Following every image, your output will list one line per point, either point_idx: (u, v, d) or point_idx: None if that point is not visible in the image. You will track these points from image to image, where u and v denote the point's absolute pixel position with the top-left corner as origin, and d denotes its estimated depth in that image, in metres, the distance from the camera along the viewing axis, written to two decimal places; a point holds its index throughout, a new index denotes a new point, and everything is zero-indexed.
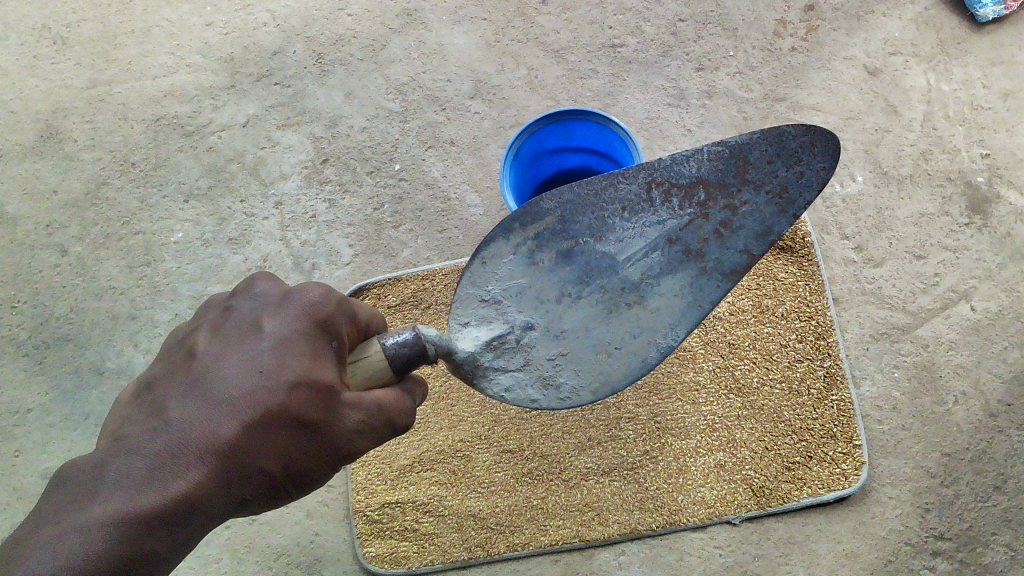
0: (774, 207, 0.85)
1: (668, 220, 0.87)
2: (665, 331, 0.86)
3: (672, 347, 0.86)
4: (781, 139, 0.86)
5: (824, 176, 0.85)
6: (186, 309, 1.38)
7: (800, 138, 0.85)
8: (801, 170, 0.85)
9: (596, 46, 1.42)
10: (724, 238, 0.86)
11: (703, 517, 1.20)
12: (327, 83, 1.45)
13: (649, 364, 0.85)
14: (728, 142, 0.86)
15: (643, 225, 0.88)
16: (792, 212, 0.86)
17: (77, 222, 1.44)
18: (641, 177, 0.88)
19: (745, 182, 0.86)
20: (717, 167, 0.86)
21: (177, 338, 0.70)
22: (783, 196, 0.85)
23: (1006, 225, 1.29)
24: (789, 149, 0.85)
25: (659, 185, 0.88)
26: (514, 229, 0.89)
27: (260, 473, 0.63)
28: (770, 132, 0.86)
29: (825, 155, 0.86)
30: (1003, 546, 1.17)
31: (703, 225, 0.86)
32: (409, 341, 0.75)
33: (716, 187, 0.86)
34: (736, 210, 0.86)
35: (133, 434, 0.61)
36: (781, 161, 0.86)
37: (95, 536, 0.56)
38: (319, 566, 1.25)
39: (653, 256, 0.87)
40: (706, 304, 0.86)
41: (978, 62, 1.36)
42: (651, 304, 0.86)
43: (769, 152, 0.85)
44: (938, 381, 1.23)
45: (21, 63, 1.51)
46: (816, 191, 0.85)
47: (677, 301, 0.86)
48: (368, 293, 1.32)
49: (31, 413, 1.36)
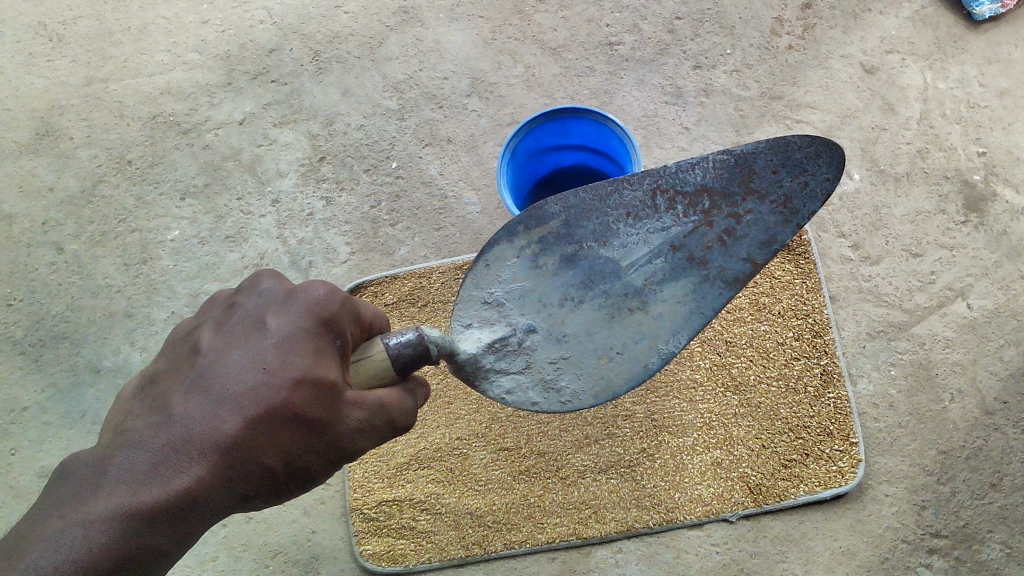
0: (779, 216, 0.85)
1: (672, 227, 0.87)
2: (667, 336, 0.86)
3: (673, 353, 0.85)
4: (786, 149, 0.86)
5: (829, 187, 0.85)
6: (182, 306, 1.38)
7: (806, 149, 0.86)
8: (806, 180, 0.86)
9: (593, 44, 1.42)
10: (728, 246, 0.85)
11: (700, 515, 1.20)
12: (324, 80, 1.45)
13: (650, 368, 0.85)
14: (734, 151, 0.86)
15: (647, 231, 0.88)
16: (796, 222, 0.85)
17: (74, 219, 1.43)
18: (646, 184, 0.88)
19: (749, 191, 0.86)
20: (722, 176, 0.86)
21: (180, 334, 0.70)
22: (787, 206, 0.85)
23: (1002, 223, 1.29)
24: (794, 160, 0.86)
25: (663, 192, 0.88)
26: (518, 231, 0.89)
27: (262, 471, 0.63)
28: (776, 142, 0.86)
29: (831, 166, 0.86)
30: (999, 543, 1.17)
31: (707, 233, 0.86)
32: (412, 343, 0.75)
33: (721, 196, 0.86)
34: (741, 219, 0.85)
35: (136, 429, 0.61)
36: (786, 171, 0.86)
37: (96, 531, 0.56)
38: (316, 564, 1.25)
39: (656, 262, 0.87)
40: (710, 311, 0.85)
41: (974, 61, 1.36)
42: (653, 309, 0.86)
43: (775, 161, 0.86)
44: (935, 379, 1.24)
45: (17, 60, 1.51)
46: (821, 201, 0.85)
47: (679, 306, 0.86)
48: (366, 291, 1.32)
49: (27, 411, 1.35)
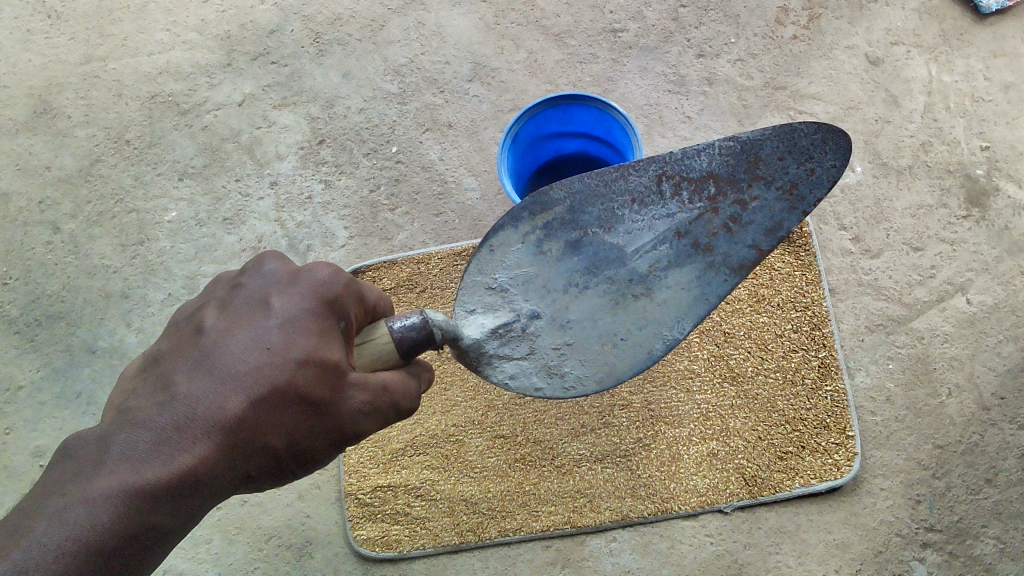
0: (785, 203, 0.85)
1: (678, 213, 0.87)
2: (671, 323, 0.85)
3: (678, 341, 0.85)
4: (793, 136, 0.85)
5: (834, 174, 0.85)
6: (179, 288, 1.37)
7: (812, 136, 0.85)
8: (812, 167, 0.85)
9: (596, 30, 1.41)
10: (734, 232, 0.85)
11: (695, 505, 1.20)
12: (325, 62, 1.44)
13: (654, 356, 0.85)
14: (740, 137, 0.85)
15: (652, 218, 0.87)
16: (802, 209, 0.85)
17: (71, 199, 1.42)
18: (652, 170, 0.87)
19: (755, 177, 0.85)
20: (729, 162, 0.86)
21: (184, 314, 0.69)
22: (793, 192, 0.84)
23: (1004, 218, 1.28)
24: (800, 146, 0.85)
25: (669, 178, 0.87)
26: (523, 218, 0.88)
27: (265, 450, 0.62)
28: (782, 128, 0.85)
29: (837, 153, 0.85)
30: (993, 539, 1.17)
31: (713, 220, 0.85)
32: (416, 326, 0.74)
33: (726, 182, 0.85)
34: (746, 205, 0.85)
35: (139, 407, 0.60)
36: (791, 158, 0.85)
37: (100, 508, 0.55)
38: (311, 549, 1.25)
39: (661, 249, 0.86)
40: (713, 298, 0.85)
41: (979, 54, 1.35)
42: (658, 296, 0.86)
43: (781, 148, 0.85)
44: (933, 373, 1.23)
45: (15, 37, 1.50)
46: (826, 188, 0.84)
47: (682, 294, 0.85)
48: (364, 276, 1.32)
49: (21, 391, 1.35)
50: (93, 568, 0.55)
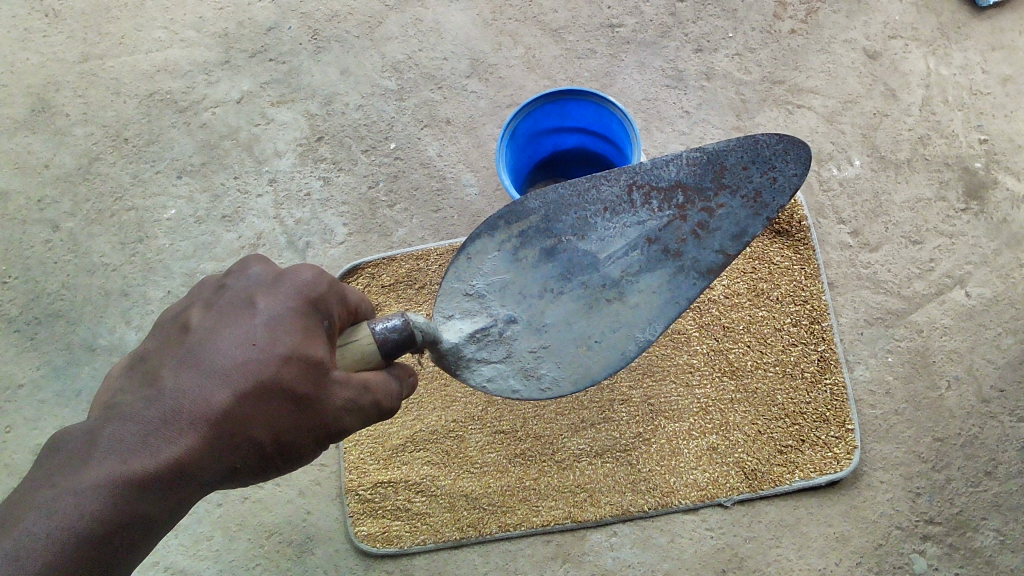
0: (750, 210, 0.85)
1: (648, 221, 0.87)
2: (644, 325, 0.85)
3: (651, 341, 0.85)
4: (756, 147, 0.86)
5: (797, 182, 0.85)
6: (178, 285, 1.37)
7: (774, 146, 0.86)
8: (775, 176, 0.85)
9: (595, 26, 1.41)
10: (702, 239, 0.85)
11: (694, 500, 1.20)
12: (323, 59, 1.44)
13: (627, 356, 0.85)
14: (705, 148, 0.86)
15: (624, 225, 0.87)
16: (766, 215, 0.85)
17: (70, 198, 1.43)
18: (623, 180, 0.88)
19: (722, 186, 0.85)
20: (696, 171, 0.86)
21: (168, 314, 0.69)
22: (757, 200, 0.85)
23: (1003, 211, 1.28)
24: (764, 156, 0.85)
25: (639, 188, 0.87)
26: (499, 226, 0.88)
27: (250, 444, 0.63)
28: (746, 140, 0.86)
29: (798, 163, 0.85)
30: (993, 531, 1.17)
31: (681, 227, 0.86)
32: (397, 327, 0.74)
33: (694, 191, 0.86)
34: (713, 212, 0.85)
35: (127, 402, 0.61)
36: (755, 167, 0.85)
37: (87, 498, 0.56)
38: (311, 545, 1.25)
39: (633, 255, 0.86)
40: (684, 301, 0.85)
41: (978, 47, 1.35)
42: (631, 300, 0.86)
43: (745, 158, 0.85)
44: (933, 366, 1.23)
45: (13, 36, 1.50)
46: (789, 197, 0.85)
47: (657, 296, 0.85)
48: (363, 272, 1.32)
49: (21, 389, 1.35)
50: (78, 556, 0.55)
